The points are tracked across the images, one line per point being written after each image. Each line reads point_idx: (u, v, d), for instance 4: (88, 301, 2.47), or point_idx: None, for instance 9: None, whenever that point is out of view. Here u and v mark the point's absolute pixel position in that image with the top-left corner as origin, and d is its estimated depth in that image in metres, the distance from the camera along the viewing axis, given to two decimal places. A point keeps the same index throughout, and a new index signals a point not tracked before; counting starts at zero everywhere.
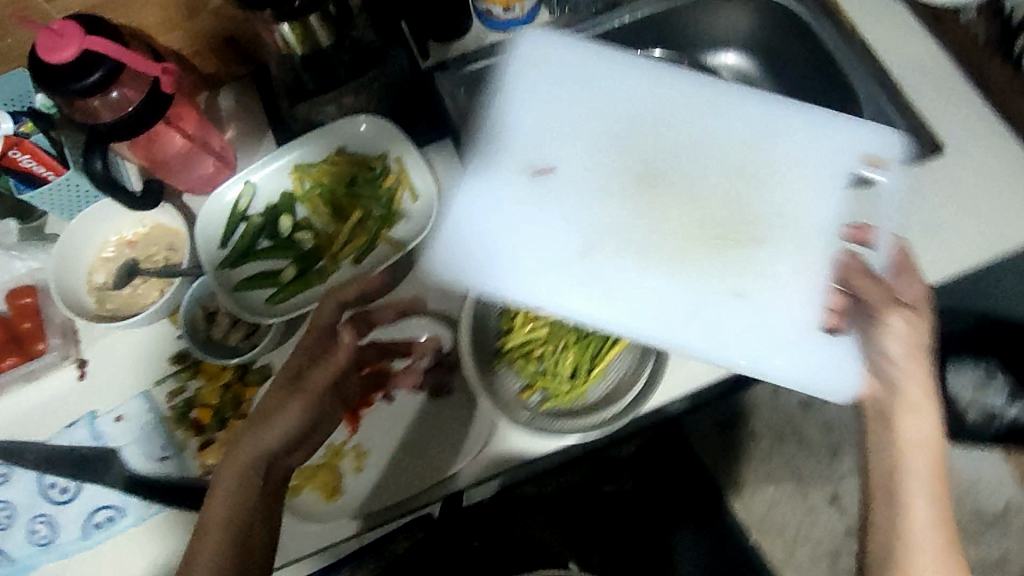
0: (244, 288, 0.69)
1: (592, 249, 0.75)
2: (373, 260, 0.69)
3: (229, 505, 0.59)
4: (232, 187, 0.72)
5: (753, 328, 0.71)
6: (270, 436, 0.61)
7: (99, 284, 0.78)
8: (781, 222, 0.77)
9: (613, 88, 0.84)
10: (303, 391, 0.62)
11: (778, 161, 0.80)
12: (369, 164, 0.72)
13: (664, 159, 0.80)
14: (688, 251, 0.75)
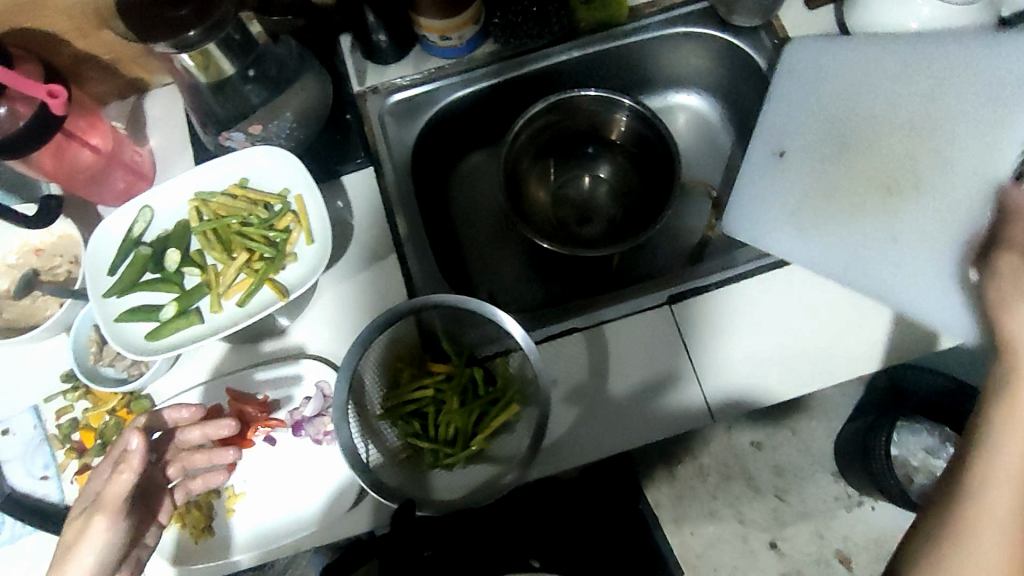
0: (125, 320, 0.68)
1: (805, 208, 0.78)
2: (258, 304, 0.68)
3: None
4: (126, 212, 0.70)
5: (910, 271, 0.72)
6: (73, 564, 0.60)
7: (1, 291, 0.77)
8: (969, 168, 0.72)
9: (865, 52, 0.78)
10: (98, 512, 0.61)
11: (970, 98, 0.73)
12: (267, 202, 0.70)
13: (871, 121, 0.77)
14: (859, 201, 0.76)
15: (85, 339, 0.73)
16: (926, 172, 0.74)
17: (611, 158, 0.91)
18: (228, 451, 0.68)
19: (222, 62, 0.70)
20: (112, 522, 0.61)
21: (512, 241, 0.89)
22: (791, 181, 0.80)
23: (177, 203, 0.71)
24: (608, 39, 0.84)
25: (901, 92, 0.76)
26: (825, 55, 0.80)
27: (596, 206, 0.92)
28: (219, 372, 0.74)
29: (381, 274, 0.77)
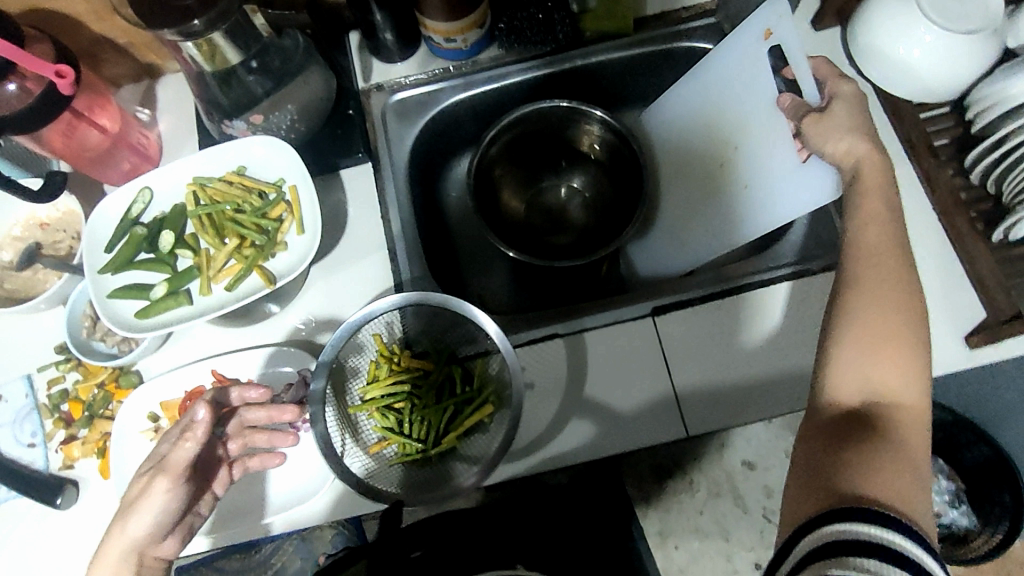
0: (116, 297, 0.69)
1: (691, 219, 0.83)
2: (245, 289, 0.69)
3: None
4: (128, 192, 0.72)
5: (764, 197, 0.73)
6: (135, 524, 0.58)
7: (4, 262, 0.79)
8: (753, 118, 0.74)
9: (696, 78, 0.81)
10: (161, 473, 0.59)
11: (724, 69, 0.77)
12: (262, 191, 0.71)
13: (724, 104, 0.78)
14: (714, 186, 0.80)
15: (80, 313, 0.75)
16: (733, 130, 0.77)
17: (586, 170, 0.92)
18: (288, 435, 0.70)
19: (227, 51, 0.71)
20: (177, 484, 0.59)
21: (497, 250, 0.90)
22: (706, 183, 0.82)
23: (178, 186, 0.73)
24: (610, 51, 0.85)
25: (726, 69, 0.77)
26: (676, 104, 0.85)
27: (571, 222, 0.94)
28: (207, 353, 0.76)
29: (372, 267, 0.78)
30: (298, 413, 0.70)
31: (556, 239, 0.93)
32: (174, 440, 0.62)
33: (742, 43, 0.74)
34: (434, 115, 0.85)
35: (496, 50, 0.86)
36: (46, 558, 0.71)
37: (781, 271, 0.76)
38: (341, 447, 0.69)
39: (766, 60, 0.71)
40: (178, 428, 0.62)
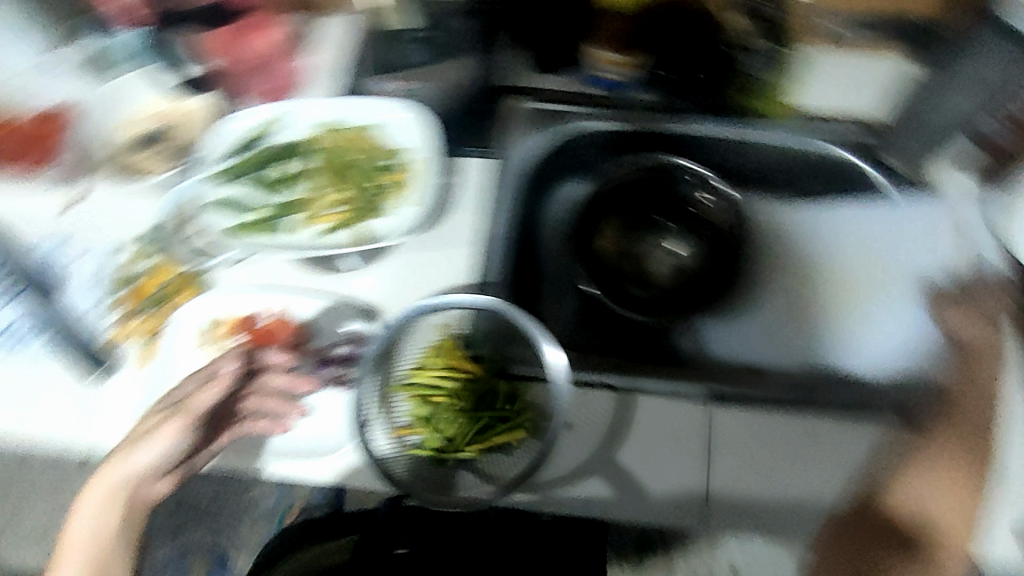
0: (225, 201, 0.77)
1: (789, 322, 0.84)
2: (337, 237, 0.75)
3: (86, 528, 0.69)
4: (268, 111, 0.81)
5: (889, 338, 0.78)
6: (135, 458, 0.68)
7: (126, 134, 0.81)
8: (905, 272, 0.82)
9: (867, 210, 0.86)
10: (176, 414, 0.69)
11: (905, 219, 0.83)
12: (383, 156, 0.79)
13: (880, 244, 0.84)
14: (831, 305, 0.83)
15: (178, 206, 0.79)
16: (880, 271, 0.83)
17: (688, 233, 0.88)
18: (299, 408, 0.71)
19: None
20: (188, 426, 0.68)
21: (569, 279, 0.87)
22: (824, 297, 0.84)
23: (310, 121, 0.81)
24: (751, 128, 0.86)
25: (894, 219, 0.84)
26: (825, 218, 0.88)
27: (648, 275, 0.87)
28: (278, 286, 0.77)
29: (451, 258, 0.77)
30: (315, 388, 0.72)
31: (627, 288, 0.87)
32: (203, 384, 0.71)
33: (924, 212, 0.83)
34: (567, 135, 0.85)
35: (644, 98, 0.87)
36: (54, 425, 0.71)
37: (845, 404, 0.73)
38: (361, 420, 0.69)
39: (949, 232, 0.81)
40: (213, 372, 0.72)
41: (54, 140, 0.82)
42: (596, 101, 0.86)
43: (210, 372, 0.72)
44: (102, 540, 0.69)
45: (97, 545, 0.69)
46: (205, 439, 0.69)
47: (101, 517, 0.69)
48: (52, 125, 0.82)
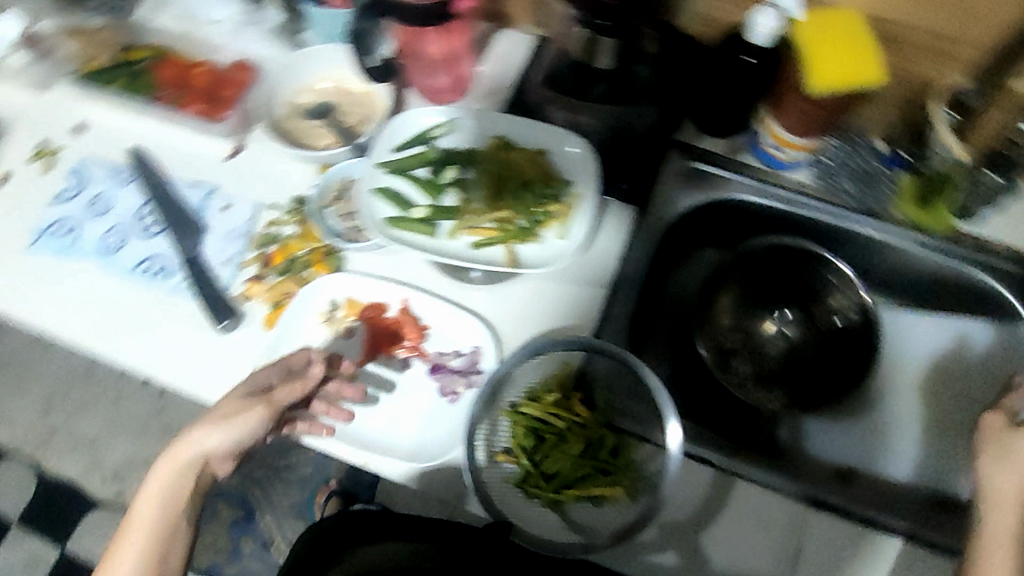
0: (380, 194, 0.72)
1: (891, 427, 0.81)
2: (488, 256, 0.70)
3: (152, 502, 0.70)
4: (441, 113, 0.75)
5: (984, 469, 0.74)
6: (212, 438, 0.68)
7: (299, 103, 0.85)
8: None
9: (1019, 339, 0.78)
10: (261, 403, 0.68)
11: None
12: (549, 181, 0.72)
13: (966, 361, 0.82)
14: (943, 426, 0.79)
15: (330, 182, 0.80)
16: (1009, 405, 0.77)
17: (804, 318, 0.85)
18: (345, 412, 0.71)
19: (603, 55, 0.73)
20: (268, 417, 0.68)
21: (677, 332, 0.86)
22: (906, 410, 0.81)
23: (480, 132, 0.76)
24: (909, 238, 0.80)
25: None
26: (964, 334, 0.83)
27: (749, 348, 0.84)
28: (408, 282, 0.78)
29: (578, 296, 0.78)
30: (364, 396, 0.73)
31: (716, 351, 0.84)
32: (283, 377, 0.70)
33: None
34: (717, 199, 0.84)
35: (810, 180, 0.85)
36: (176, 362, 0.75)
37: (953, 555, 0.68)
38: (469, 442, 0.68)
39: None
40: (293, 368, 0.71)
41: (232, 93, 0.85)
42: (754, 172, 0.84)
43: (283, 370, 0.70)
44: (173, 513, 0.71)
45: (166, 513, 0.70)
46: (271, 430, 0.70)
47: (170, 490, 0.70)
48: (235, 80, 0.85)
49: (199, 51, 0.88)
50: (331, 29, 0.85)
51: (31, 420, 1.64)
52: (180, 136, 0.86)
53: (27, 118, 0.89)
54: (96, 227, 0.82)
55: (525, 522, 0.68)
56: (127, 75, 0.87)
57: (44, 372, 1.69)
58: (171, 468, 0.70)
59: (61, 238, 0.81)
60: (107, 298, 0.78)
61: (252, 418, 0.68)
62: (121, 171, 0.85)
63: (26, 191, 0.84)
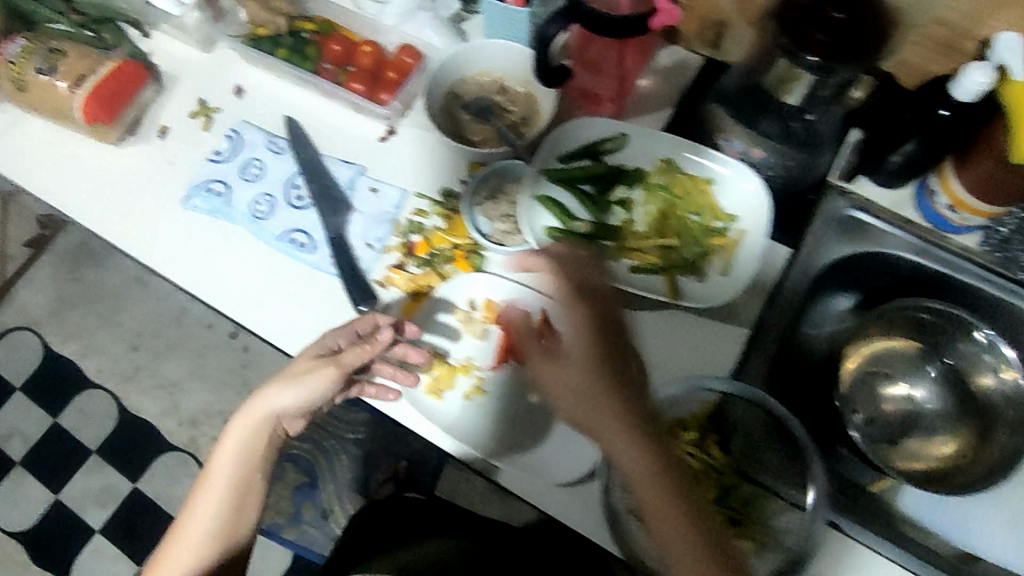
0: (542, 204, 0.71)
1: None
2: (646, 282, 0.68)
3: (232, 457, 0.73)
4: (610, 127, 0.73)
5: None
6: (285, 395, 0.70)
7: (458, 95, 0.85)
8: None
9: None
10: (332, 364, 0.69)
11: None
12: (716, 213, 0.70)
13: None
14: None
15: (483, 178, 0.78)
16: None
17: (947, 382, 0.82)
18: (410, 376, 0.72)
19: (797, 87, 0.66)
20: (336, 380, 0.69)
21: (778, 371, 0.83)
22: None
23: (648, 152, 0.73)
24: None
25: None
26: None
27: (852, 391, 0.84)
28: (548, 293, 0.77)
29: (721, 332, 0.73)
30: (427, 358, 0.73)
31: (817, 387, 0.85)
32: (351, 341, 0.71)
33: None
34: (872, 252, 0.80)
35: (981, 245, 0.78)
36: (313, 333, 0.77)
37: None
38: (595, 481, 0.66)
39: None
40: (361, 333, 0.71)
41: (394, 76, 0.85)
42: (920, 229, 0.79)
43: (349, 330, 0.71)
44: (247, 466, 0.74)
45: (242, 462, 0.73)
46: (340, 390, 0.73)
47: (246, 447, 0.73)
48: (399, 63, 0.85)
49: (368, 33, 0.89)
50: (505, 25, 0.84)
51: (119, 355, 1.70)
52: (337, 113, 0.87)
53: (193, 76, 0.91)
54: (247, 191, 0.83)
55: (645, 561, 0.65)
56: (292, 44, 0.88)
57: (137, 311, 1.74)
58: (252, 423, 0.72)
59: (215, 196, 0.83)
60: (253, 262, 0.81)
61: (320, 374, 0.69)
62: (277, 138, 0.86)
63: (187, 144, 0.87)
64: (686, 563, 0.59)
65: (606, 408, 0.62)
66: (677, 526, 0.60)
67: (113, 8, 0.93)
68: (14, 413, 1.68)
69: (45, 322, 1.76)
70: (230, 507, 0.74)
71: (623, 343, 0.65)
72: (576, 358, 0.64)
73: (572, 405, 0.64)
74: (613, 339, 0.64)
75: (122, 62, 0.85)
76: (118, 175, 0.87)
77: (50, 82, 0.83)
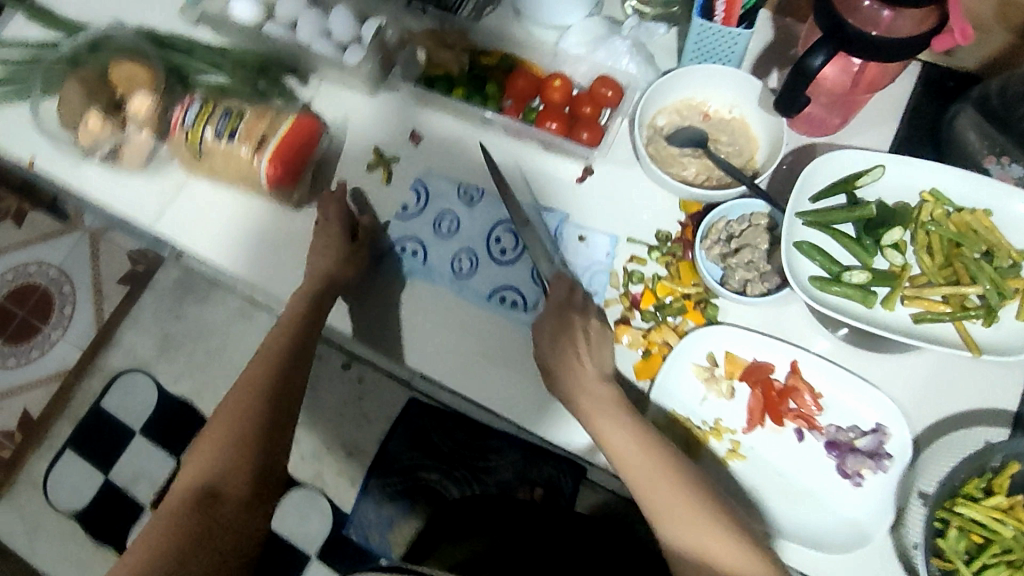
0: (803, 251, 0.64)
1: None
2: (935, 334, 0.61)
3: (271, 360, 0.72)
4: (865, 159, 0.66)
5: None
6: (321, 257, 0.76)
7: (657, 126, 0.79)
8: None
9: None
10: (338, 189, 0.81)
11: None
12: (1003, 251, 0.62)
13: None
14: None
15: (709, 224, 0.73)
16: None
17: None
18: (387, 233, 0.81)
19: None
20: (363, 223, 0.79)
21: None
22: None
23: (910, 183, 0.66)
24: None
25: None
26: None
27: None
28: (794, 341, 0.71)
29: (1002, 379, 0.67)
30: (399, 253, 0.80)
31: None
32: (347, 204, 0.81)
33: None
34: None
35: None
36: (538, 395, 0.73)
37: None
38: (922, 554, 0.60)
39: None
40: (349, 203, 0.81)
41: (589, 109, 0.81)
42: None
43: (348, 221, 0.79)
44: (290, 366, 0.72)
45: (284, 358, 0.72)
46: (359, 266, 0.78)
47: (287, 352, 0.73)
48: (595, 96, 0.81)
49: (547, 62, 0.85)
50: (710, 47, 0.77)
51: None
52: (527, 156, 0.83)
53: (363, 124, 0.87)
54: (446, 247, 0.80)
55: None
56: (468, 82, 0.84)
57: (247, 347, 1.44)
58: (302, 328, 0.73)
59: (410, 256, 0.79)
60: (460, 325, 0.76)
61: (330, 253, 0.76)
62: (467, 188, 0.82)
63: (369, 201, 0.83)
64: (658, 492, 0.59)
65: (564, 367, 0.66)
66: (638, 450, 0.61)
67: (271, 56, 0.89)
68: (129, 464, 1.40)
69: (155, 362, 1.44)
70: (257, 417, 0.68)
71: (583, 332, 0.67)
72: (558, 375, 0.66)
73: (560, 388, 0.67)
74: (576, 343, 0.67)
75: (299, 116, 0.82)
76: (300, 238, 0.84)
77: (231, 147, 0.80)
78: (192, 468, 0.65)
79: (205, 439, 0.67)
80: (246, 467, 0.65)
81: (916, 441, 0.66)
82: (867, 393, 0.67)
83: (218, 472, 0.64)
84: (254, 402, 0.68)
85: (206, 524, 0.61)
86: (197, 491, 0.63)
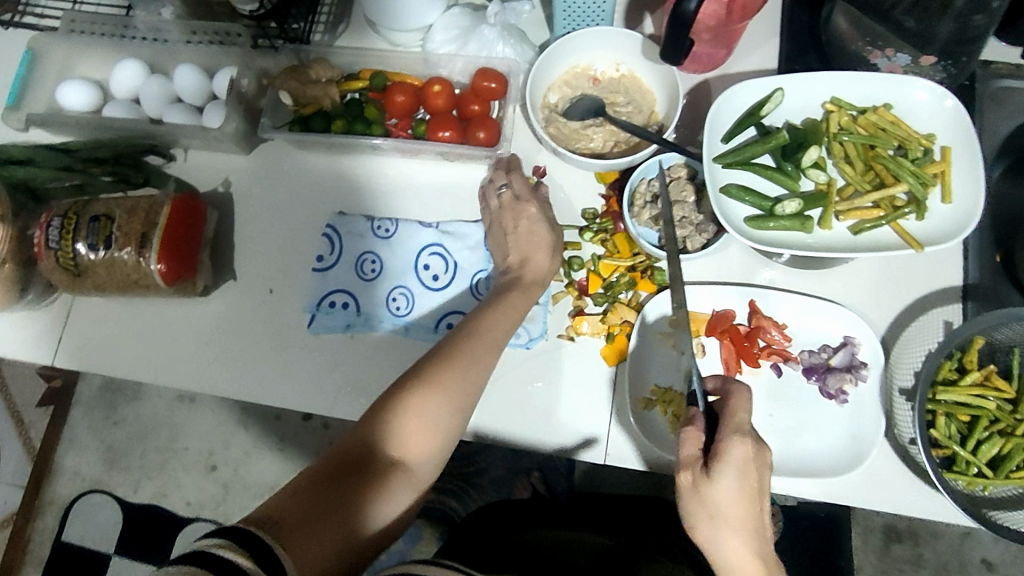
0: (732, 196, 0.64)
1: None
2: (877, 239, 0.62)
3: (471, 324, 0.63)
4: (762, 88, 0.65)
5: None
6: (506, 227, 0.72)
7: (550, 103, 0.76)
8: None
9: None
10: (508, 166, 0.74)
11: None
12: (914, 142, 0.63)
13: None
14: None
15: (632, 189, 0.71)
16: None
17: None
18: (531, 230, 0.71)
19: None
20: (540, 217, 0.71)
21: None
22: None
23: (809, 98, 0.66)
24: None
25: None
26: None
27: None
28: (743, 281, 0.71)
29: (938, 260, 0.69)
30: (343, 291, 0.75)
31: None
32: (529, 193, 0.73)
33: None
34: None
35: None
36: (517, 413, 0.69)
37: None
38: (921, 447, 0.60)
39: None
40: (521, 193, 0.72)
41: (478, 106, 0.77)
42: None
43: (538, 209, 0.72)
44: (483, 330, 0.63)
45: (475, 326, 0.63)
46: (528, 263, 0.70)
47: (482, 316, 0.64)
48: (482, 91, 0.77)
49: (421, 70, 0.81)
50: (581, 12, 0.75)
51: (198, 482, 1.31)
52: (433, 171, 0.79)
53: (249, 185, 0.81)
54: (375, 288, 0.75)
55: (947, 514, 0.64)
56: (347, 112, 0.78)
57: (197, 435, 1.33)
58: (507, 314, 0.65)
59: (342, 308, 0.74)
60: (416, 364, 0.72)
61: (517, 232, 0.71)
62: (379, 220, 0.77)
63: (281, 263, 0.78)
64: None
65: (742, 519, 0.53)
66: None
67: (126, 140, 0.80)
68: None
69: (108, 477, 1.33)
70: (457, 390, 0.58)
71: (765, 483, 0.55)
72: (739, 526, 0.53)
73: (714, 537, 0.53)
74: (760, 493, 0.54)
75: (175, 198, 0.74)
76: (219, 324, 0.77)
77: (112, 254, 0.72)
78: (378, 419, 0.56)
79: (396, 393, 0.57)
80: (431, 454, 0.57)
81: (882, 341, 0.68)
82: (828, 310, 0.67)
83: (397, 446, 0.56)
84: (456, 377, 0.58)
85: (367, 492, 0.53)
86: (365, 456, 0.54)
